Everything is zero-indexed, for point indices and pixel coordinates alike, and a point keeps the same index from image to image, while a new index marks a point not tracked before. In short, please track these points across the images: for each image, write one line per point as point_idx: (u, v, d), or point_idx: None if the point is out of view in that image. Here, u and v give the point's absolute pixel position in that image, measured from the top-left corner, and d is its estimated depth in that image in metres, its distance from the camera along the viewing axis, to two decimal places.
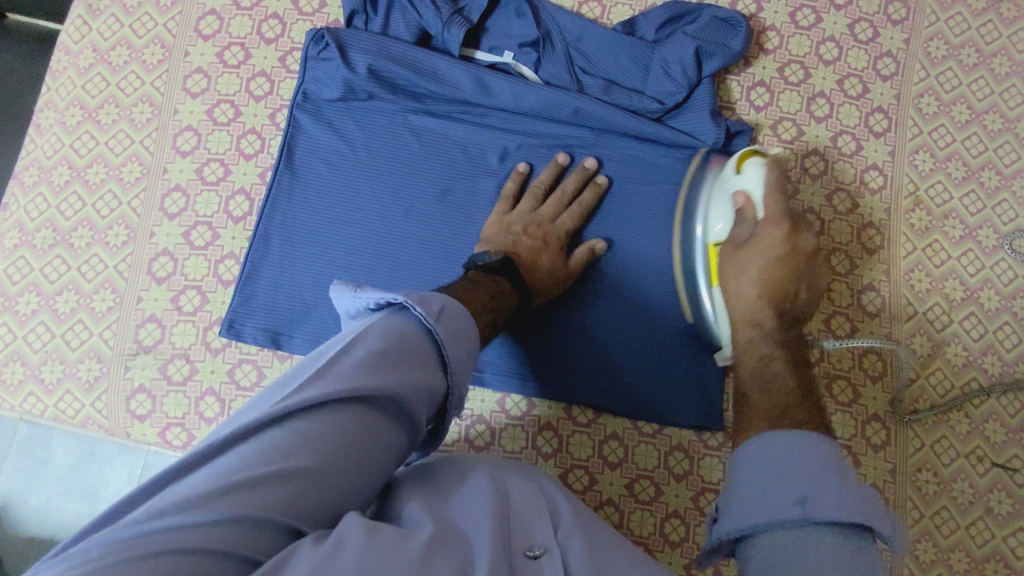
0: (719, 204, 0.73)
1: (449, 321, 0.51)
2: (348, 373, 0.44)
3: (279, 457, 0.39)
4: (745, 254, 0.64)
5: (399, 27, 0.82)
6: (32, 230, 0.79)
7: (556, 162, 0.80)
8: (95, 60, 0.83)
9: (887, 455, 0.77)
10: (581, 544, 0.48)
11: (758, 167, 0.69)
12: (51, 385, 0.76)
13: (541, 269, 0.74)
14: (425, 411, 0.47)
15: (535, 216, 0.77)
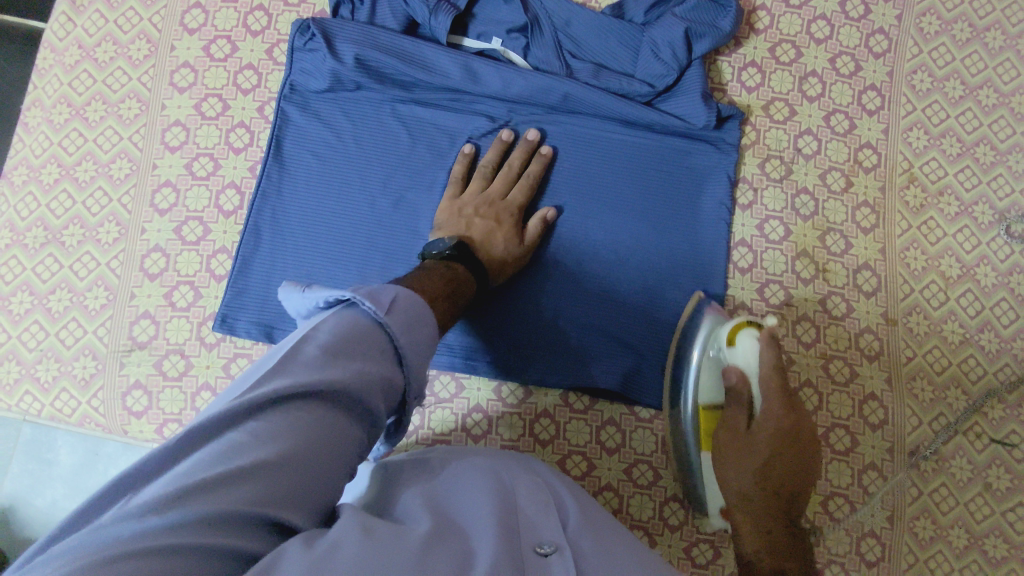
0: (709, 375, 0.69)
1: (401, 312, 0.51)
2: (304, 369, 0.44)
3: (243, 454, 0.39)
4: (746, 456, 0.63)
5: (385, 15, 0.81)
6: (23, 229, 0.79)
7: (502, 139, 0.79)
8: (80, 57, 0.82)
9: (885, 434, 0.77)
10: (589, 544, 0.48)
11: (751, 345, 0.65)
12: (47, 383, 0.76)
13: (497, 247, 0.74)
14: (384, 403, 0.47)
15: (485, 196, 0.77)
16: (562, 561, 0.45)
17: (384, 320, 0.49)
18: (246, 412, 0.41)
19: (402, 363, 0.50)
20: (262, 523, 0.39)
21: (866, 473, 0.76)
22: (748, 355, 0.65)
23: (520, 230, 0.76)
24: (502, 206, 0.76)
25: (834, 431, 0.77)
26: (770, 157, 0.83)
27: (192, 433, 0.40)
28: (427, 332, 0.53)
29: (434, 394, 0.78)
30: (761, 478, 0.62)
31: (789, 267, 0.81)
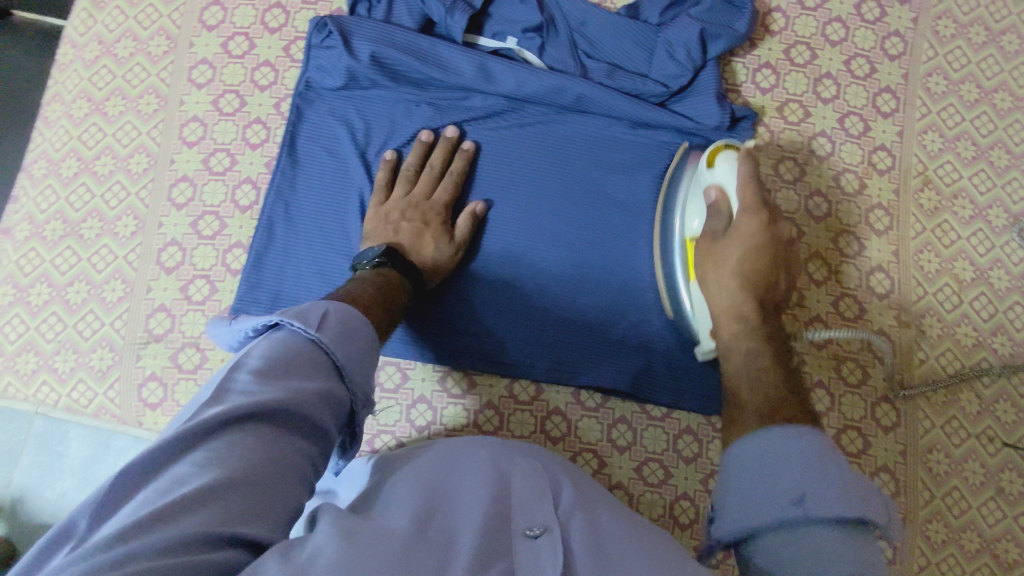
0: (694, 203, 0.71)
1: (332, 326, 0.51)
2: (239, 395, 0.44)
3: (187, 484, 0.38)
4: (726, 250, 0.63)
5: (402, 14, 0.81)
6: (42, 222, 0.80)
7: (420, 141, 0.79)
8: (100, 53, 0.83)
9: (897, 436, 0.77)
10: (581, 522, 0.50)
11: (731, 161, 0.67)
12: (65, 374, 0.76)
13: (428, 249, 0.74)
14: (331, 418, 0.48)
15: (409, 199, 0.76)
16: (550, 542, 0.47)
17: (316, 336, 0.50)
18: (185, 446, 0.41)
19: (344, 376, 0.50)
20: (224, 544, 0.37)
21: (877, 475, 0.76)
22: (728, 170, 0.67)
23: (450, 228, 0.76)
24: (427, 208, 0.76)
25: (846, 432, 0.77)
26: (783, 158, 0.83)
27: (129, 478, 0.39)
28: (365, 343, 0.53)
29: (446, 390, 0.79)
30: (743, 266, 0.62)
31: (802, 268, 0.81)
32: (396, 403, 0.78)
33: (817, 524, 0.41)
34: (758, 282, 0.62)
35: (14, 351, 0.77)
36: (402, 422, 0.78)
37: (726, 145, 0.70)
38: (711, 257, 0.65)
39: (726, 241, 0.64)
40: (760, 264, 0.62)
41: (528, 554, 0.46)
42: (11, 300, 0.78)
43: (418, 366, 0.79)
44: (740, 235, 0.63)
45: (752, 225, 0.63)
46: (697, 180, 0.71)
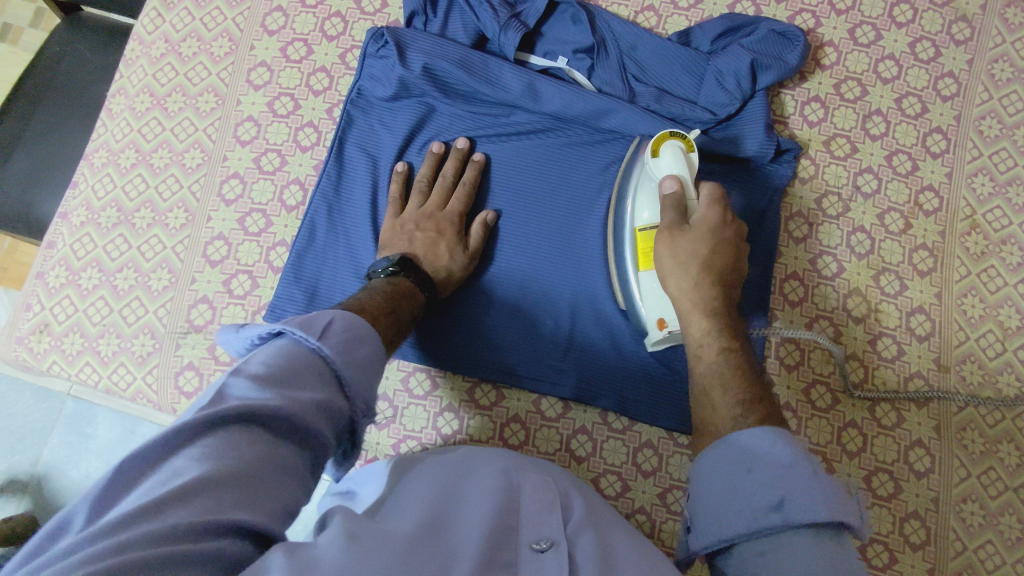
0: (646, 194, 0.72)
1: (334, 335, 0.53)
2: (237, 398, 0.45)
3: (180, 477, 0.39)
4: (691, 240, 0.66)
5: (457, 29, 0.83)
6: (98, 209, 0.82)
7: (432, 153, 0.81)
8: (166, 51, 0.87)
9: (930, 483, 0.75)
10: (589, 538, 0.50)
11: (677, 152, 0.70)
12: (107, 357, 0.78)
13: (443, 259, 0.76)
14: (326, 428, 0.48)
15: (424, 208, 0.78)
16: (557, 557, 0.46)
17: (317, 345, 0.51)
18: (180, 442, 0.41)
19: (343, 385, 0.51)
20: (218, 535, 0.38)
21: (908, 522, 0.74)
22: (674, 159, 0.69)
23: (464, 238, 0.78)
24: (440, 217, 0.78)
25: (877, 474, 0.76)
26: (828, 193, 0.83)
27: (125, 473, 0.40)
28: (366, 352, 0.54)
29: (474, 400, 0.79)
30: (710, 254, 0.66)
31: (840, 304, 0.80)
32: (423, 410, 0.79)
33: (795, 527, 0.46)
34: (721, 276, 0.66)
35: (61, 332, 0.79)
36: (428, 429, 0.78)
37: (672, 135, 0.72)
38: (673, 250, 0.67)
39: (689, 231, 0.67)
40: (722, 261, 0.66)
41: (533, 565, 0.46)
42: (63, 281, 0.80)
43: (447, 375, 0.80)
44: (704, 223, 0.67)
45: (712, 214, 0.68)
46: (644, 171, 0.73)
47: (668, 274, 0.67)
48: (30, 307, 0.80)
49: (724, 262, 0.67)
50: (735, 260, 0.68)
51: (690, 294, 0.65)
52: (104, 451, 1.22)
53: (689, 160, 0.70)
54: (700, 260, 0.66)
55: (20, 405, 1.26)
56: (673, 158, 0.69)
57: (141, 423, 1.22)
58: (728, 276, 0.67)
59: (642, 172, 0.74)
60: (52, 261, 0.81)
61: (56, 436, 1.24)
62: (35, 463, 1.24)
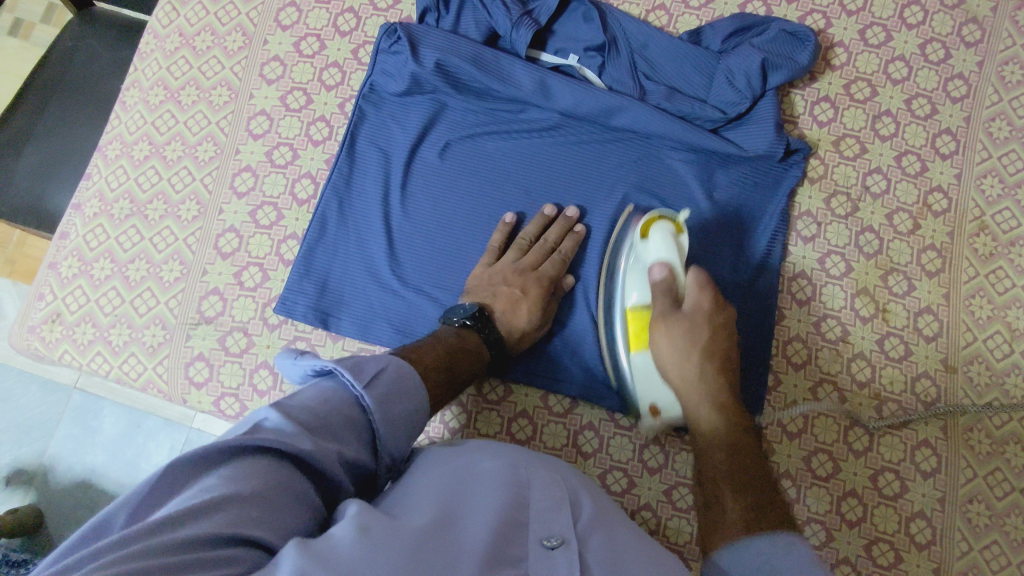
0: (635, 277, 0.75)
1: (379, 386, 0.54)
2: (271, 431, 0.47)
3: (211, 492, 0.41)
4: (686, 325, 0.69)
5: (469, 25, 0.84)
6: (111, 200, 0.83)
7: (542, 214, 0.80)
8: (180, 45, 0.87)
9: (936, 483, 0.75)
10: (598, 540, 0.50)
11: (664, 234, 0.73)
12: (118, 347, 0.79)
13: (518, 319, 0.74)
14: (348, 478, 0.50)
15: (518, 268, 0.77)
16: (567, 556, 0.47)
17: (361, 394, 0.53)
18: (213, 461, 0.44)
19: (376, 436, 0.53)
20: (242, 543, 0.40)
21: (913, 522, 0.74)
22: (663, 244, 0.73)
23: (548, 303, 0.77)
24: (532, 279, 0.76)
25: (882, 474, 0.76)
26: (837, 193, 0.83)
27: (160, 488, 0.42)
28: (409, 407, 0.55)
29: (482, 395, 0.79)
30: (706, 343, 0.68)
31: (847, 303, 0.80)
32: None
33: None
34: (718, 365, 0.68)
35: (73, 322, 0.80)
36: (436, 423, 0.79)
37: (661, 217, 0.75)
38: (668, 337, 0.69)
39: (684, 319, 0.69)
40: (717, 349, 0.69)
41: (544, 564, 0.46)
42: (76, 272, 0.81)
43: None
44: (698, 311, 0.69)
45: (704, 300, 0.70)
46: (632, 254, 0.76)
47: (665, 360, 0.70)
48: (43, 297, 0.81)
49: (720, 351, 0.69)
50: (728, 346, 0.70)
51: (690, 385, 0.68)
52: (110, 444, 1.23)
53: (674, 242, 0.73)
54: (698, 350, 0.68)
55: (27, 397, 1.27)
56: (661, 242, 0.73)
57: (146, 417, 1.23)
58: (723, 363, 0.69)
59: (631, 254, 0.77)
60: (64, 252, 0.82)
61: (61, 428, 1.25)
62: (41, 454, 1.24)
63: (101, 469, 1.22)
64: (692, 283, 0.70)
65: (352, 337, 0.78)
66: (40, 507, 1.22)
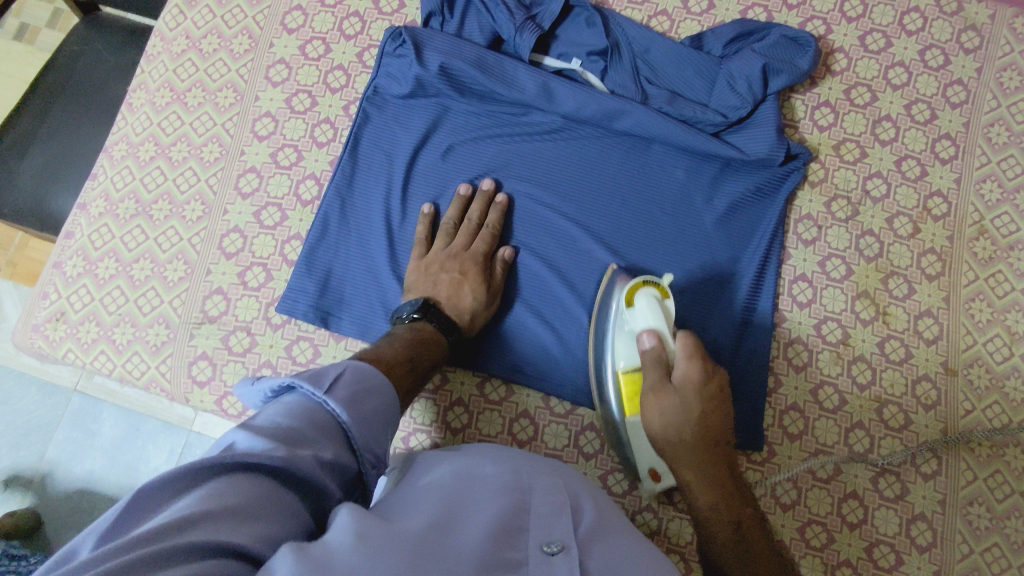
0: (624, 343, 0.71)
1: (341, 388, 0.55)
2: (243, 445, 0.46)
3: (188, 509, 0.40)
4: (677, 400, 0.64)
5: (474, 29, 0.85)
6: (117, 200, 0.84)
7: (459, 194, 0.82)
8: (187, 47, 0.88)
9: (937, 485, 0.75)
10: (596, 548, 0.49)
11: (649, 301, 0.68)
12: (122, 346, 0.79)
13: (466, 301, 0.76)
14: (330, 480, 0.49)
15: (449, 251, 0.79)
16: (567, 562, 0.46)
17: (324, 400, 0.53)
18: (189, 480, 0.42)
19: (349, 437, 0.53)
20: (229, 555, 0.39)
21: (914, 524, 0.74)
22: (648, 310, 0.68)
23: (488, 277, 0.78)
24: (464, 258, 0.78)
25: (883, 476, 0.76)
26: (837, 197, 0.84)
27: (140, 502, 0.40)
28: (376, 405, 0.56)
29: (483, 395, 0.79)
30: (700, 417, 0.63)
31: (848, 307, 0.81)
32: (433, 404, 0.79)
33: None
34: (713, 437, 0.63)
35: (77, 320, 0.80)
36: (437, 423, 0.79)
37: (644, 282, 0.71)
38: (658, 411, 0.64)
39: (673, 394, 0.64)
40: (713, 425, 0.63)
41: (542, 568, 0.46)
42: (80, 271, 0.81)
43: (458, 370, 0.80)
44: (688, 383, 0.63)
45: (694, 371, 0.64)
46: (618, 318, 0.72)
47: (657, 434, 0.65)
48: (47, 296, 0.81)
49: (714, 424, 0.64)
50: (722, 417, 0.64)
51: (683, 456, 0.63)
52: (109, 447, 1.23)
53: (661, 308, 0.68)
54: (692, 422, 0.63)
55: (26, 399, 1.27)
56: (648, 310, 0.68)
57: (146, 420, 1.23)
58: (719, 433, 0.64)
59: (617, 320, 0.72)
60: (70, 251, 0.82)
61: (60, 431, 1.25)
62: (40, 457, 1.24)
63: (100, 472, 1.22)
64: (681, 352, 0.65)
65: (353, 337, 0.78)
66: (38, 509, 1.22)
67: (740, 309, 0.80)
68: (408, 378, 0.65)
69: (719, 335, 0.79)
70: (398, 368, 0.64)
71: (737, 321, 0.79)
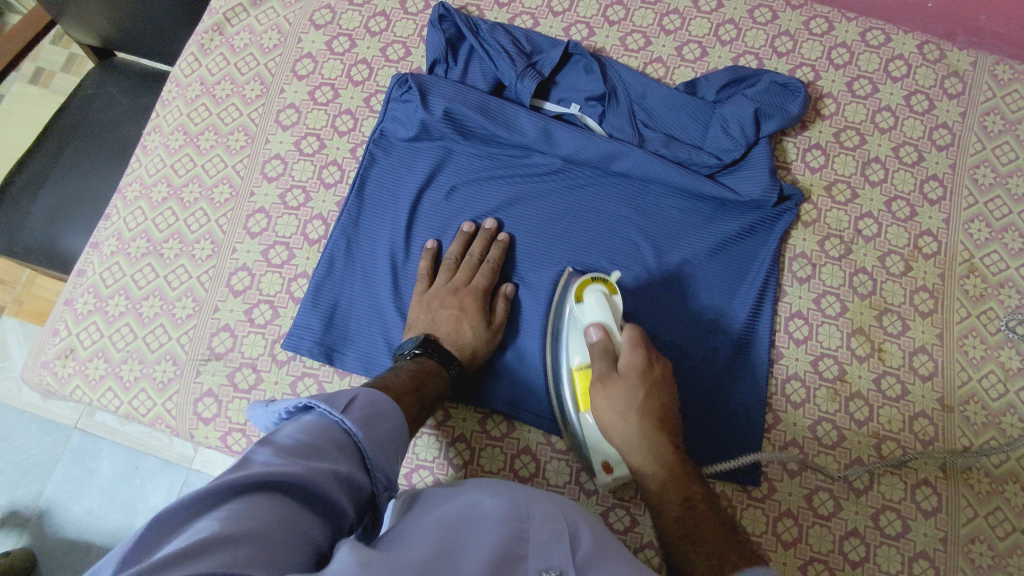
0: (576, 339, 0.74)
1: (356, 410, 0.58)
2: (262, 464, 0.48)
3: (209, 531, 0.41)
4: (625, 387, 0.67)
5: (476, 76, 0.89)
6: (129, 239, 0.86)
7: (462, 231, 0.84)
8: (201, 93, 0.92)
9: (938, 522, 0.75)
10: (596, 567, 0.50)
11: (596, 296, 0.73)
12: (129, 382, 0.80)
13: (466, 337, 0.78)
14: (347, 500, 0.51)
15: (450, 286, 0.81)
16: None
17: (341, 419, 0.56)
18: (208, 502, 0.43)
19: (365, 457, 0.55)
20: None
21: (916, 562, 0.74)
22: (597, 305, 0.72)
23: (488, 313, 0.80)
24: (465, 294, 0.80)
25: (884, 513, 0.76)
26: (830, 236, 0.86)
27: (155, 529, 0.40)
28: (387, 428, 0.59)
29: (486, 432, 0.80)
30: (644, 402, 0.66)
31: (844, 343, 0.82)
32: (435, 440, 0.80)
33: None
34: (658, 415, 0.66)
35: (86, 357, 0.82)
36: (440, 459, 0.79)
37: (593, 279, 0.76)
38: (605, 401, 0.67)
39: (618, 381, 0.67)
40: (660, 406, 0.67)
41: None
42: (91, 308, 0.83)
43: (460, 407, 0.81)
44: (632, 370, 0.67)
45: (637, 358, 0.67)
46: (571, 317, 0.76)
47: (609, 425, 0.67)
48: (57, 332, 0.83)
49: (659, 409, 0.66)
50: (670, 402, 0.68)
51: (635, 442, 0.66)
52: (107, 485, 1.23)
53: (609, 304, 0.73)
54: (637, 407, 0.66)
55: (25, 437, 1.27)
56: (596, 304, 0.72)
57: (144, 458, 1.23)
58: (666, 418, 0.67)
59: (570, 317, 0.76)
60: (81, 289, 0.84)
61: (58, 469, 1.25)
62: (37, 495, 1.24)
63: (98, 512, 1.21)
64: (626, 343, 0.69)
65: (356, 373, 0.80)
66: (33, 550, 1.20)
67: (736, 347, 0.81)
68: (413, 409, 0.67)
69: (715, 372, 0.81)
70: (405, 398, 0.66)
71: (733, 358, 0.81)
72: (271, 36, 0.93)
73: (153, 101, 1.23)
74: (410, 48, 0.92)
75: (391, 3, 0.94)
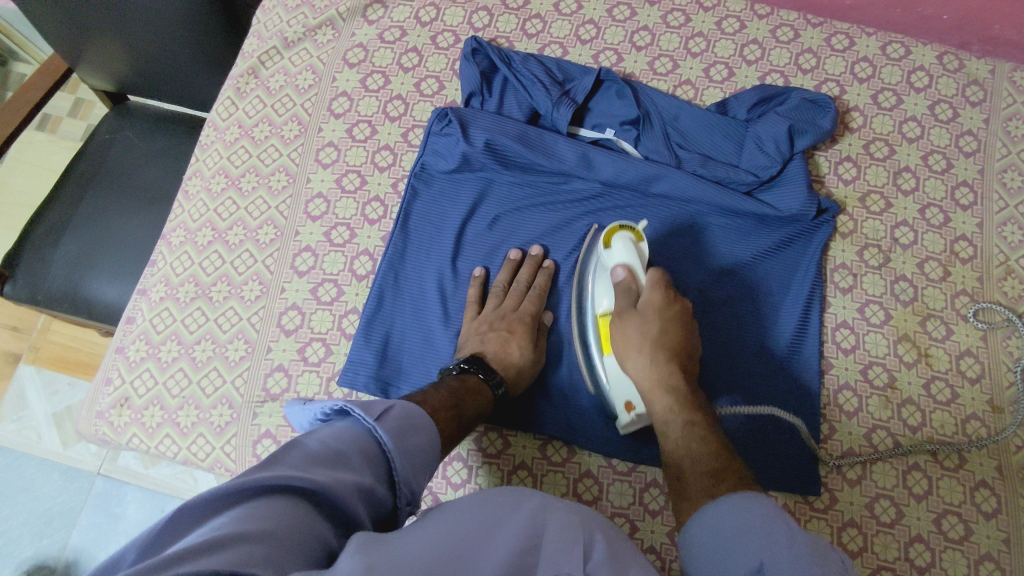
0: (603, 283, 0.80)
1: (391, 419, 0.57)
2: (287, 466, 0.48)
3: (225, 528, 0.41)
4: (644, 324, 0.73)
5: (512, 106, 0.90)
6: (176, 284, 0.86)
7: (510, 259, 0.85)
8: (239, 136, 0.93)
9: (999, 523, 0.76)
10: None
11: (624, 244, 0.77)
12: (186, 428, 0.80)
13: (514, 357, 0.78)
14: (366, 512, 0.51)
15: (499, 310, 0.81)
16: None
17: (373, 427, 0.55)
18: (229, 501, 0.44)
19: (394, 472, 0.54)
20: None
21: (981, 564, 0.75)
22: (625, 250, 0.77)
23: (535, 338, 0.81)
24: (514, 317, 0.80)
25: (946, 517, 0.77)
26: (868, 246, 0.88)
27: (179, 521, 0.42)
28: (421, 440, 0.58)
29: (546, 457, 0.81)
30: (661, 334, 0.73)
31: (891, 350, 0.84)
32: (497, 468, 0.80)
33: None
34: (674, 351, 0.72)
35: (141, 405, 0.82)
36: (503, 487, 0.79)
37: (620, 226, 0.79)
38: (624, 334, 0.75)
39: (637, 315, 0.74)
40: (676, 339, 0.73)
41: None
42: (143, 355, 0.83)
43: (518, 434, 0.82)
44: (650, 307, 0.74)
45: (657, 298, 0.74)
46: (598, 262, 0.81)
47: (626, 358, 0.74)
48: (110, 382, 0.83)
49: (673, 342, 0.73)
50: (687, 338, 0.74)
51: (648, 374, 0.72)
52: (134, 531, 1.21)
53: (636, 251, 0.77)
54: (652, 341, 0.72)
55: (50, 485, 1.25)
56: (623, 249, 0.77)
57: (171, 500, 1.23)
58: (682, 352, 0.73)
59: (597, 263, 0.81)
60: (132, 336, 0.85)
61: (84, 516, 1.23)
62: (64, 545, 1.22)
63: None
64: (647, 283, 0.75)
65: None
66: None
67: (784, 357, 0.83)
68: None
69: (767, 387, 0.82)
70: None
71: (782, 368, 0.82)
72: (306, 77, 0.95)
73: (169, 143, 1.24)
74: (444, 82, 0.93)
75: (422, 39, 0.96)
